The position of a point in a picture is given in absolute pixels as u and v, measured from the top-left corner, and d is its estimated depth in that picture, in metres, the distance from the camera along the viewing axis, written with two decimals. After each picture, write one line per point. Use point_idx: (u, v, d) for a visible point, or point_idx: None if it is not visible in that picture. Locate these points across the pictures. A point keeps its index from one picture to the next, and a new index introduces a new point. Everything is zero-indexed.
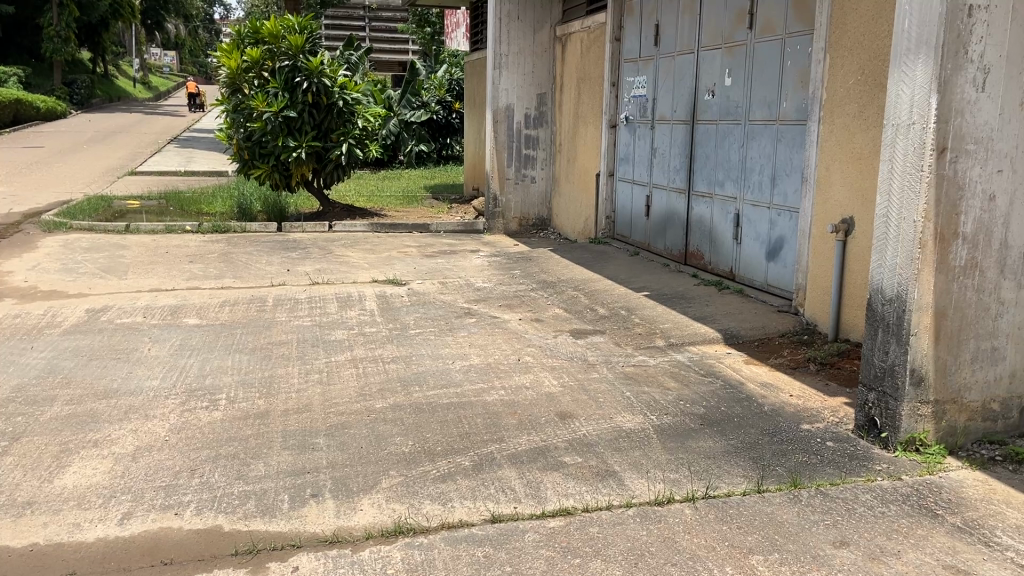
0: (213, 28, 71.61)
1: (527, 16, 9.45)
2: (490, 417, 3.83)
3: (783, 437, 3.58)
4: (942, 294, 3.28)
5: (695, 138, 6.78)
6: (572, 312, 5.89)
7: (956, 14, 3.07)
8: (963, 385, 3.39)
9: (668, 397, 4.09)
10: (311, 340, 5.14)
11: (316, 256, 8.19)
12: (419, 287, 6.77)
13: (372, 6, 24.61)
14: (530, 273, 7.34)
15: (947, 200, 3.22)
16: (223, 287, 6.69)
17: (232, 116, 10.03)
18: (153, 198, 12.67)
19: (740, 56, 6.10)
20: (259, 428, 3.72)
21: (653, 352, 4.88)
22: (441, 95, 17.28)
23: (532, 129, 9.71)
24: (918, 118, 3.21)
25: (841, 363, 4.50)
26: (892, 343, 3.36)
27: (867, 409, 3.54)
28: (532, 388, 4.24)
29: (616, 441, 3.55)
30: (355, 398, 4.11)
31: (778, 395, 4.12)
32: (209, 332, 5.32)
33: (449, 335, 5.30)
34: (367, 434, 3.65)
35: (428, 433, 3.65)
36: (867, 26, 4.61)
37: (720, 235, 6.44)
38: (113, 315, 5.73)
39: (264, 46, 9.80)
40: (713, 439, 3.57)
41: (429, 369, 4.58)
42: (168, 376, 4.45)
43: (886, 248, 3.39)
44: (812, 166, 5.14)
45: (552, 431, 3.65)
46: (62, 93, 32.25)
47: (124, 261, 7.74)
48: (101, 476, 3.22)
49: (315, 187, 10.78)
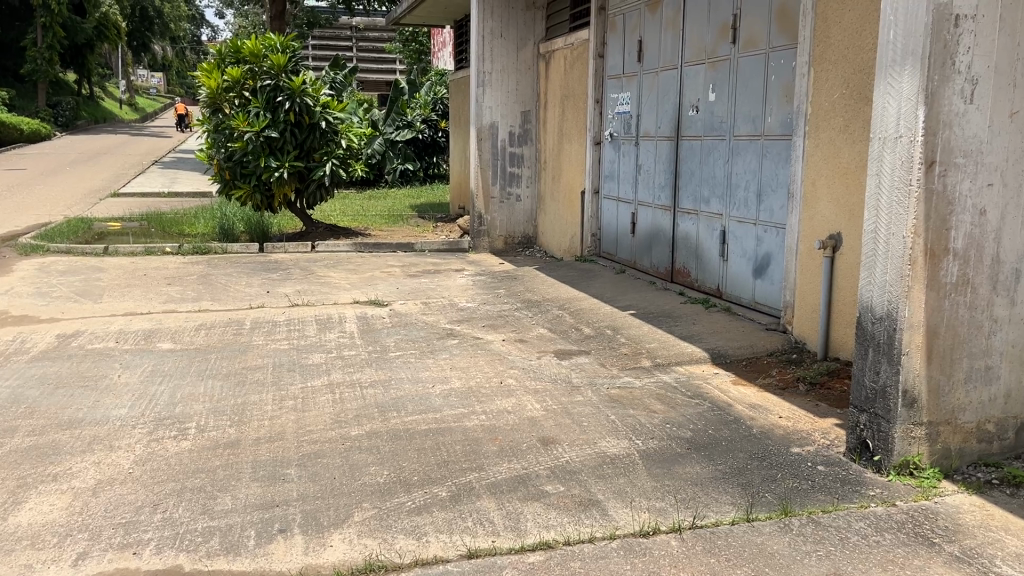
0: (200, 49, 71.64)
1: (510, 33, 9.39)
2: (469, 444, 3.70)
3: (772, 462, 3.45)
4: (933, 313, 3.17)
5: (679, 155, 6.70)
6: (557, 332, 5.76)
7: (942, 24, 2.99)
8: (957, 406, 3.28)
9: (654, 420, 3.96)
10: (287, 365, 4.99)
11: (297, 277, 8.05)
12: (401, 308, 6.64)
13: (360, 26, 24.81)
14: (515, 292, 7.22)
15: (936, 215, 3.12)
16: (200, 311, 6.53)
17: (212, 136, 9.90)
18: (134, 219, 12.50)
19: (724, 71, 6.02)
20: (228, 459, 3.57)
21: (638, 373, 4.75)
22: (425, 113, 17.17)
23: (516, 147, 9.62)
24: (906, 132, 3.12)
25: (831, 383, 4.38)
26: (883, 363, 3.25)
27: (858, 431, 3.42)
28: (514, 413, 4.10)
29: (600, 467, 3.42)
30: (330, 425, 3.96)
31: (767, 417, 4.00)
32: (182, 358, 5.17)
33: (430, 357, 5.16)
34: (341, 463, 3.51)
35: (405, 462, 3.51)
36: (851, 39, 4.54)
37: (707, 252, 6.34)
38: (85, 341, 5.57)
39: (245, 65, 9.67)
40: (700, 464, 3.44)
41: (407, 393, 4.44)
42: (137, 404, 4.29)
43: (875, 266, 3.29)
44: (798, 181, 5.05)
45: (534, 458, 3.52)
46: (47, 114, 32.12)
47: (99, 284, 7.56)
48: (58, 513, 3.07)
49: (297, 207, 10.66)
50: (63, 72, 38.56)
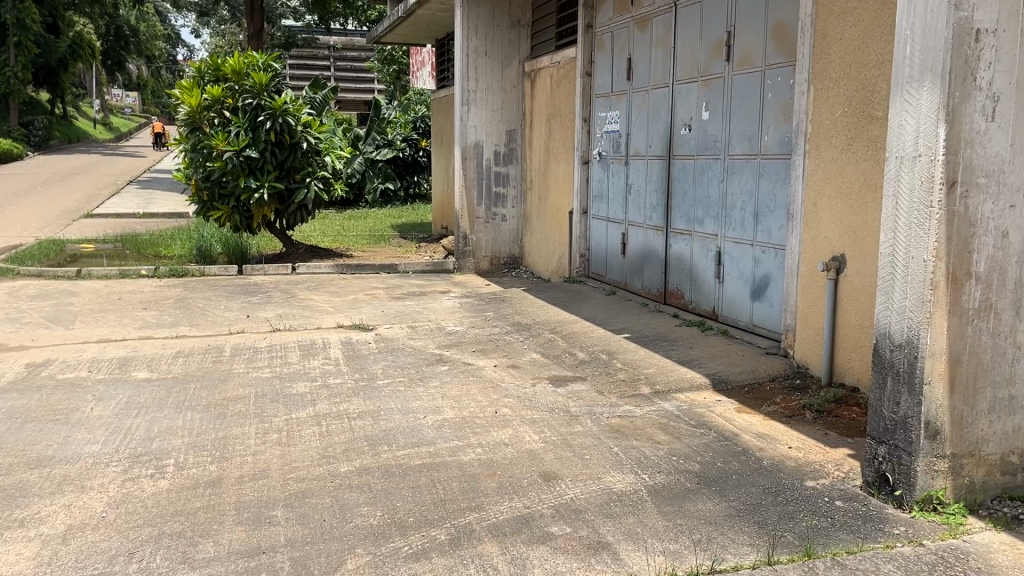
0: (176, 68, 71.14)
1: (495, 51, 9.26)
2: (466, 480, 3.49)
3: (788, 498, 3.28)
4: (955, 340, 3.02)
5: (671, 174, 6.57)
6: (550, 358, 5.57)
7: (964, 38, 2.86)
8: (981, 437, 3.13)
9: (659, 452, 3.78)
10: (270, 395, 4.76)
11: (278, 300, 7.81)
12: (387, 333, 6.42)
13: (338, 46, 24.69)
14: (503, 315, 7.04)
15: (959, 237, 2.98)
16: (177, 337, 6.28)
17: (190, 156, 9.65)
18: (108, 241, 12.18)
19: (717, 89, 5.91)
20: (210, 500, 3.34)
21: (638, 401, 4.57)
22: (406, 132, 17.14)
23: (501, 166, 9.46)
24: (925, 150, 2.98)
25: (839, 412, 4.23)
26: (903, 394, 3.10)
27: (877, 464, 3.26)
28: (512, 445, 3.91)
29: (607, 506, 3.22)
30: (317, 461, 3.74)
31: (777, 447, 3.83)
32: (159, 388, 4.92)
33: (420, 386, 4.94)
34: (331, 504, 3.29)
35: (399, 501, 3.30)
36: (853, 56, 4.42)
37: (701, 274, 6.20)
38: (55, 370, 5.30)
39: (226, 83, 9.46)
40: (713, 500, 3.26)
41: (398, 425, 4.22)
42: (111, 440, 4.04)
43: (893, 290, 3.14)
44: (797, 202, 4.93)
45: (536, 496, 3.32)
46: (19, 134, 31.62)
47: (72, 309, 7.29)
48: (24, 564, 2.83)
49: (277, 228, 10.43)
50: (36, 91, 38.00)
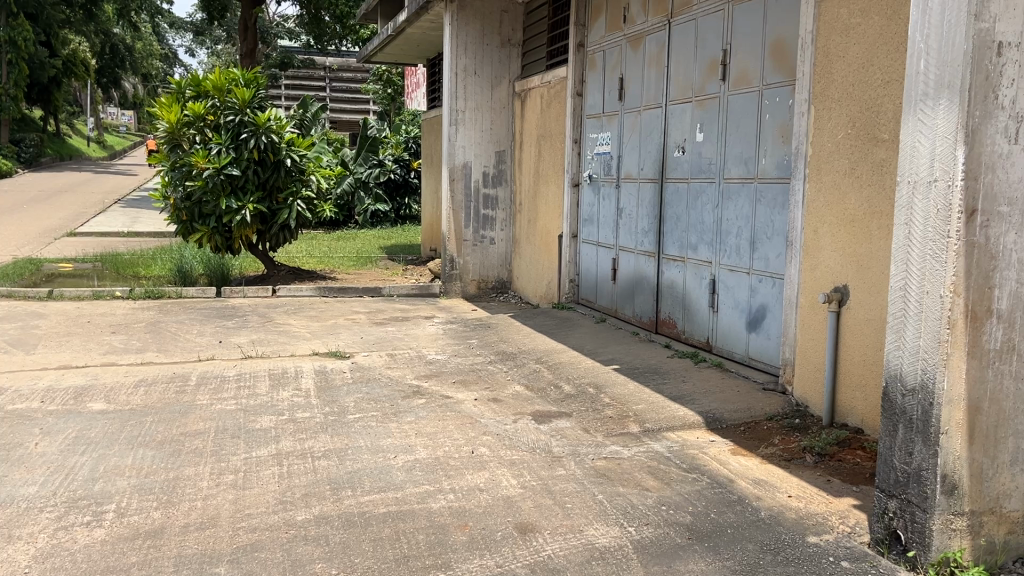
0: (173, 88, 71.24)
1: (485, 70, 9.01)
2: (434, 532, 3.17)
3: (789, 557, 2.96)
4: (975, 385, 2.73)
5: (663, 199, 6.30)
6: (534, 391, 5.25)
7: (984, 52, 2.58)
8: (1001, 492, 2.83)
9: (647, 501, 3.46)
10: (230, 431, 4.41)
11: (254, 324, 7.49)
12: (364, 361, 6.09)
13: (333, 65, 24.67)
14: (488, 343, 6.73)
15: (978, 271, 2.69)
16: (142, 364, 5.94)
17: (169, 174, 9.32)
18: (87, 260, 11.84)
19: (712, 110, 5.64)
20: (148, 554, 3.00)
21: (626, 441, 4.26)
22: (397, 152, 16.88)
23: (490, 188, 9.20)
24: (941, 175, 2.69)
25: (842, 455, 3.91)
26: (916, 443, 2.78)
27: (887, 520, 2.94)
28: (487, 491, 3.58)
29: (587, 565, 2.90)
30: (272, 508, 3.41)
31: (775, 496, 3.51)
32: (113, 421, 4.58)
33: (393, 421, 4.62)
34: (281, 559, 2.96)
35: (357, 557, 2.97)
36: (856, 74, 4.16)
37: (694, 303, 5.91)
38: (6, 400, 4.97)
39: (207, 100, 9.18)
40: (705, 559, 2.94)
41: (365, 466, 3.90)
42: (50, 480, 3.70)
43: (905, 328, 2.84)
44: (797, 228, 4.64)
45: (510, 552, 3.00)
46: (11, 150, 31.28)
47: (36, 333, 6.95)
48: None
49: (259, 249, 10.13)
50: (31, 108, 37.88)
